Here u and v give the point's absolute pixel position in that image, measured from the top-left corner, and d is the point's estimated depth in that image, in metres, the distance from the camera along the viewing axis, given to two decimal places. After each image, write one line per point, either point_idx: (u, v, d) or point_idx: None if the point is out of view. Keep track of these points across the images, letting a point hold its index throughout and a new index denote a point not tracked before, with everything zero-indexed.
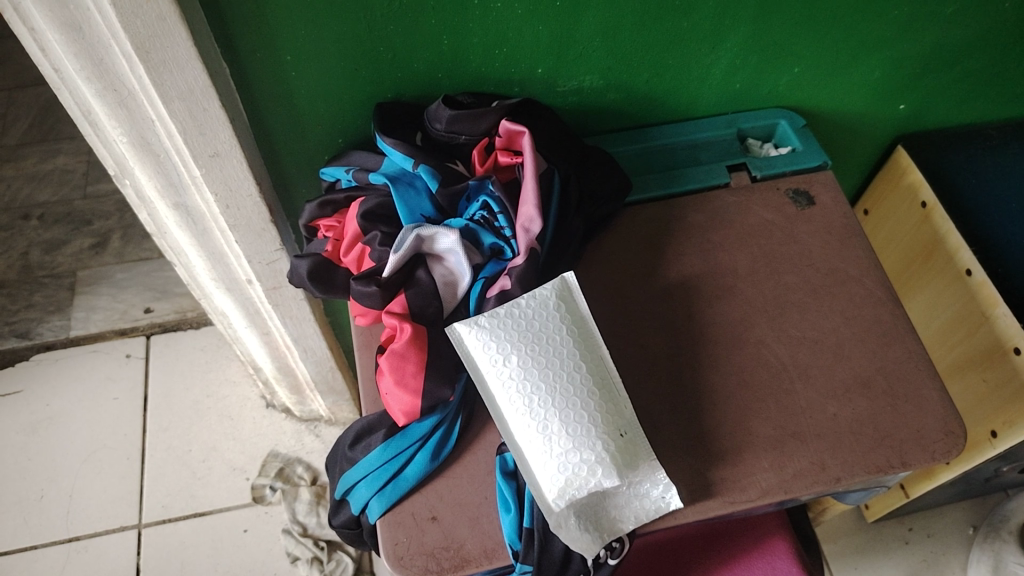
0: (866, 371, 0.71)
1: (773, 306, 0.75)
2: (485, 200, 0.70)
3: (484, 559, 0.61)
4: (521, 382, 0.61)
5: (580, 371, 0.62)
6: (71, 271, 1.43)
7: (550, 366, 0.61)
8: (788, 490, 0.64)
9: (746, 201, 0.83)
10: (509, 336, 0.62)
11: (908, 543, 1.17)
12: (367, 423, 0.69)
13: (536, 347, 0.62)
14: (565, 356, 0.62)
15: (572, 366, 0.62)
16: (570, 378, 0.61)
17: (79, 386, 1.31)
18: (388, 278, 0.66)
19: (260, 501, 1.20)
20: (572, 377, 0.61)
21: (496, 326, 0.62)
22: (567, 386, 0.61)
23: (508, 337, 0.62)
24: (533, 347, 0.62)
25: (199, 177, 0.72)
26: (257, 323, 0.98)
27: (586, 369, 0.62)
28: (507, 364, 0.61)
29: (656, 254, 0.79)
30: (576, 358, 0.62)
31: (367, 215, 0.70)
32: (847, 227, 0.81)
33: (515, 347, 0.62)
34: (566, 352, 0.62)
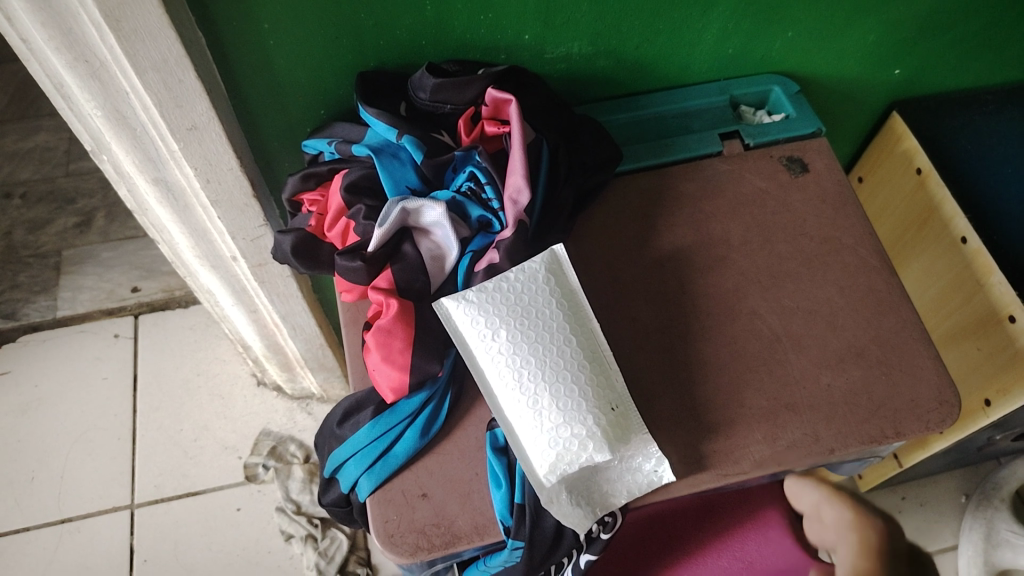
0: (860, 341, 0.70)
1: (767, 276, 0.74)
2: (472, 170, 0.68)
3: (475, 536, 0.61)
4: (511, 357, 0.59)
5: (571, 345, 0.61)
6: (56, 251, 1.41)
7: (541, 341, 0.60)
8: (781, 461, 0.64)
9: (739, 169, 0.81)
10: (497, 310, 0.61)
11: (901, 512, 1.17)
12: (355, 401, 0.67)
13: (526, 322, 0.61)
14: (555, 330, 0.61)
15: (562, 341, 0.61)
16: (559, 352, 0.60)
17: (67, 367, 1.30)
18: (373, 253, 0.64)
19: (253, 479, 1.19)
20: (563, 352, 0.60)
21: (484, 301, 0.61)
22: (557, 360, 0.60)
23: (497, 311, 0.61)
24: (522, 322, 0.60)
25: (178, 152, 0.70)
26: (244, 301, 0.97)
27: (576, 343, 0.61)
28: (496, 339, 0.60)
29: (648, 224, 0.77)
30: (566, 331, 0.61)
31: (351, 188, 0.68)
32: (841, 196, 0.80)
33: (504, 322, 0.60)
34: (556, 326, 0.61)
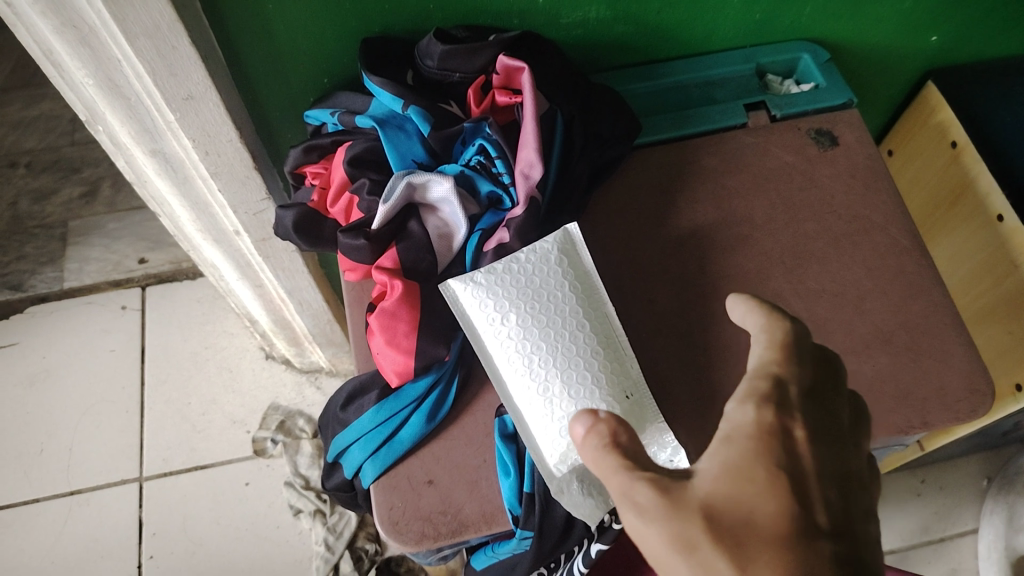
0: (889, 326, 0.67)
1: (791, 256, 0.70)
2: (481, 143, 0.65)
3: (483, 525, 0.58)
4: (521, 342, 0.57)
5: (583, 330, 0.58)
6: (63, 221, 1.39)
7: (552, 325, 0.58)
8: None
9: (764, 142, 0.77)
10: (507, 293, 0.58)
11: (920, 495, 1.14)
12: (359, 384, 0.65)
13: (536, 305, 0.58)
14: (567, 313, 0.58)
15: (575, 325, 0.58)
16: (572, 337, 0.58)
17: (75, 339, 1.29)
18: (377, 231, 0.61)
19: (261, 454, 1.18)
20: (575, 337, 0.58)
21: (493, 283, 0.58)
22: (569, 345, 0.57)
23: (506, 294, 0.58)
24: (532, 305, 0.58)
25: (174, 123, 0.67)
26: (248, 275, 0.94)
27: (590, 328, 0.59)
28: (505, 323, 0.57)
29: (667, 201, 0.74)
30: (579, 315, 0.59)
31: (354, 161, 0.65)
32: (871, 171, 0.76)
33: (514, 305, 0.58)
34: (569, 310, 0.59)
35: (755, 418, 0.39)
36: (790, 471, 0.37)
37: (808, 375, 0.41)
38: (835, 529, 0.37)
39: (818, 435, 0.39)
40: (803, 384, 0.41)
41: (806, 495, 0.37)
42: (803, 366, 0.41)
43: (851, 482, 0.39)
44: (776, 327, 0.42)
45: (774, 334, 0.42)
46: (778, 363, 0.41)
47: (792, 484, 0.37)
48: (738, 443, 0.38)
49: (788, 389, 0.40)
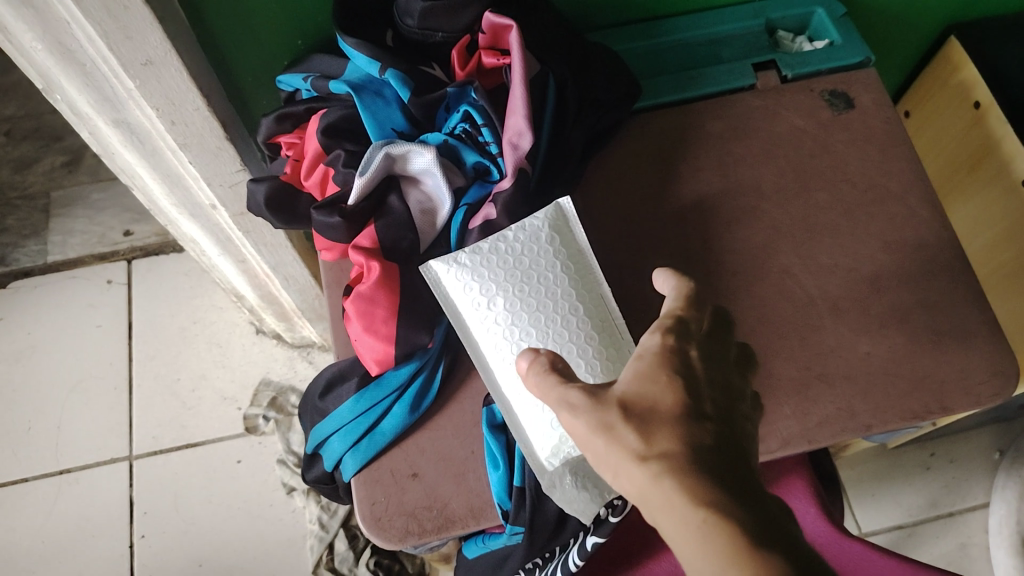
0: (905, 303, 0.62)
1: (802, 228, 0.66)
2: (466, 109, 0.60)
3: (471, 520, 0.55)
4: (509, 328, 0.53)
5: (577, 315, 0.54)
6: (45, 192, 1.33)
7: (542, 308, 0.54)
8: (812, 440, 0.57)
9: (773, 105, 0.72)
10: (494, 275, 0.54)
11: (930, 469, 1.10)
12: (338, 371, 0.61)
13: (526, 288, 0.54)
14: (559, 297, 0.54)
15: (567, 309, 0.54)
16: (565, 323, 0.54)
17: (61, 314, 1.25)
18: (353, 207, 0.57)
19: (253, 431, 1.15)
20: (567, 322, 0.54)
21: (479, 264, 0.54)
22: (561, 332, 0.54)
23: (493, 276, 0.54)
24: (522, 288, 0.54)
25: (135, 90, 0.61)
26: (230, 250, 0.90)
27: (584, 312, 0.55)
28: (492, 308, 0.54)
29: (668, 169, 0.69)
30: (572, 299, 0.55)
31: (329, 131, 0.60)
32: (889, 136, 0.70)
33: (501, 288, 0.54)
34: (561, 293, 0.55)
35: (660, 341, 0.40)
36: (688, 383, 0.38)
37: (708, 320, 0.42)
38: (725, 426, 0.37)
39: (714, 360, 0.40)
40: (703, 326, 0.42)
41: (699, 394, 0.38)
42: (705, 314, 0.43)
43: (739, 391, 0.40)
44: (685, 281, 0.44)
45: (682, 287, 0.43)
46: (683, 307, 0.42)
47: (690, 391, 0.38)
48: (643, 363, 0.39)
49: (690, 324, 0.41)
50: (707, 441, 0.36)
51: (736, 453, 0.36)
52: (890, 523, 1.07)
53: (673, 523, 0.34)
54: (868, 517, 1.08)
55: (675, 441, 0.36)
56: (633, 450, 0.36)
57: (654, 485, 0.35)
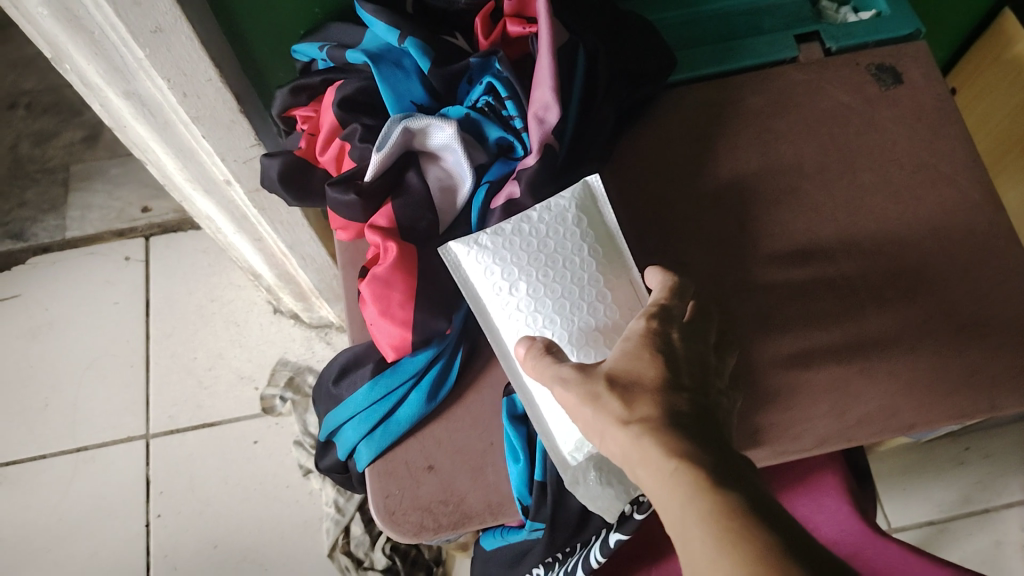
0: (955, 294, 0.58)
1: (844, 212, 0.62)
2: (490, 81, 0.57)
3: (488, 516, 0.53)
4: (531, 315, 0.50)
5: (604, 302, 0.51)
6: (64, 166, 1.32)
7: (567, 294, 0.51)
8: (850, 438, 0.54)
9: (816, 80, 0.68)
10: (517, 258, 0.51)
11: (963, 464, 1.05)
12: (353, 356, 0.59)
13: (551, 273, 0.51)
14: (586, 283, 0.51)
15: (594, 296, 0.51)
16: (592, 310, 0.51)
17: (78, 290, 1.24)
18: (370, 183, 0.54)
19: (270, 411, 1.13)
20: (594, 310, 0.51)
21: (501, 246, 0.51)
22: (588, 320, 0.50)
23: (516, 259, 0.51)
24: (546, 273, 0.51)
25: (145, 60, 0.58)
26: (246, 228, 0.87)
27: (611, 299, 0.51)
28: (515, 292, 0.51)
29: (703, 148, 0.65)
30: (599, 284, 0.51)
31: (345, 104, 0.57)
32: (939, 115, 0.66)
33: (524, 272, 0.51)
34: (587, 279, 0.51)
35: (645, 325, 0.44)
36: (669, 359, 0.42)
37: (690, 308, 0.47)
38: (699, 397, 0.41)
39: (693, 342, 0.45)
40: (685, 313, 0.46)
41: (679, 369, 0.42)
42: (688, 304, 0.47)
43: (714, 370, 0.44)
44: (669, 274, 0.48)
45: (666, 279, 0.48)
46: (666, 297, 0.47)
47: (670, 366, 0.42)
48: (629, 342, 0.43)
49: (673, 310, 0.46)
50: (681, 407, 0.40)
51: (708, 417, 0.40)
52: (921, 518, 1.02)
53: (647, 471, 0.38)
54: (897, 511, 1.03)
55: (654, 407, 0.40)
56: (617, 415, 0.40)
57: (633, 443, 0.39)
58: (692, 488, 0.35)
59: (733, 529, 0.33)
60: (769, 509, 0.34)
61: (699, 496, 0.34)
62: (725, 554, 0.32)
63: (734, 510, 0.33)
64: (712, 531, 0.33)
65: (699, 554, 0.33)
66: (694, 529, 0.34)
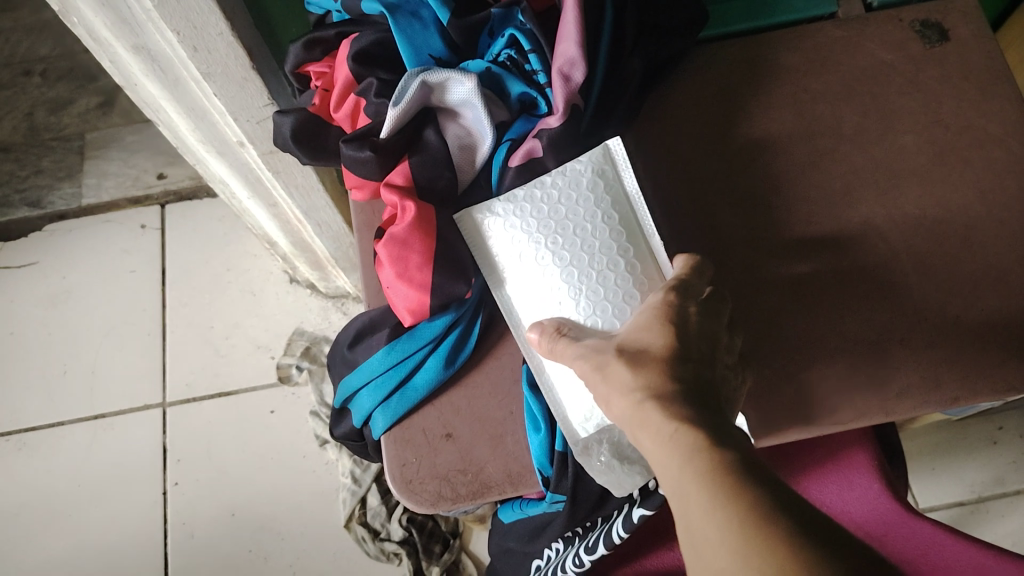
0: (1004, 261, 0.54)
1: (885, 175, 0.58)
2: (512, 34, 0.53)
3: (508, 486, 0.51)
4: (540, 284, 0.49)
5: (615, 270, 0.48)
6: (80, 134, 1.30)
7: (576, 261, 0.49)
8: (888, 412, 0.51)
9: (857, 37, 0.64)
10: (527, 225, 0.49)
11: (997, 443, 1.01)
12: (368, 321, 0.57)
13: (560, 240, 0.49)
14: (597, 250, 0.49)
15: (605, 264, 0.48)
16: (601, 279, 0.48)
17: (95, 258, 1.23)
18: (386, 141, 0.52)
19: (286, 381, 1.13)
20: (604, 278, 0.48)
21: (513, 213, 0.50)
22: (597, 288, 0.48)
23: (526, 226, 0.49)
24: (556, 240, 0.49)
25: (153, 11, 0.56)
26: (260, 194, 0.85)
27: (623, 268, 0.49)
28: (524, 261, 0.49)
29: (735, 108, 0.62)
30: (611, 253, 0.49)
31: (361, 57, 0.55)
32: (989, 72, 0.62)
33: (534, 240, 0.49)
34: (599, 246, 0.49)
35: (660, 299, 0.43)
36: (682, 332, 0.41)
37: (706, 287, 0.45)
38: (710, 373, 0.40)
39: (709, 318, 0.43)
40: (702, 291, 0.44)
41: (692, 342, 0.40)
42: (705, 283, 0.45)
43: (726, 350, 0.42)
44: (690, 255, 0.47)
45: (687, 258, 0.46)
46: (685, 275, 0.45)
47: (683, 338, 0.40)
48: (642, 317, 0.42)
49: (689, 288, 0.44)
50: (690, 378, 0.38)
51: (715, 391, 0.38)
52: (950, 499, 1.00)
53: (650, 438, 0.36)
54: (926, 491, 1.00)
55: (661, 374, 0.38)
56: (623, 381, 0.39)
57: (636, 409, 0.37)
58: (692, 453, 0.34)
59: (731, 498, 0.31)
60: (769, 478, 0.32)
61: (700, 462, 0.33)
62: (723, 523, 0.31)
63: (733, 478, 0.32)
64: (709, 494, 0.32)
65: (696, 513, 0.32)
66: (691, 494, 0.33)
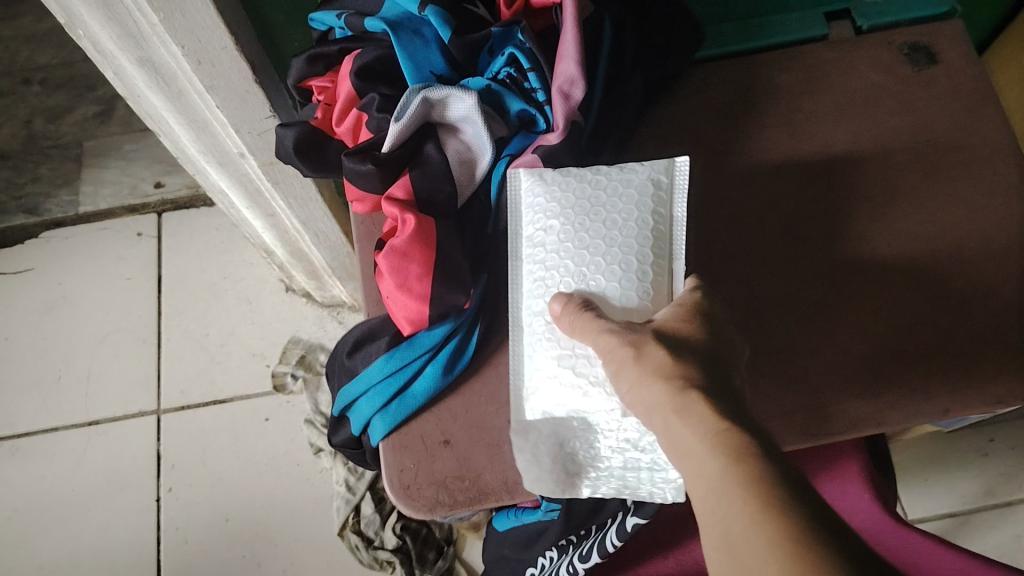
0: (991, 276, 0.56)
1: (875, 192, 0.60)
2: (512, 52, 0.55)
3: (504, 494, 0.51)
4: (552, 258, 0.51)
5: (622, 272, 0.49)
6: (78, 142, 1.31)
7: (600, 248, 0.50)
8: (882, 422, 0.52)
9: (847, 58, 0.66)
10: (562, 199, 0.51)
11: (987, 455, 1.03)
12: (368, 329, 0.58)
13: (585, 223, 0.50)
14: (616, 248, 0.50)
15: (618, 263, 0.49)
16: (605, 272, 0.49)
17: (91, 265, 1.24)
18: (387, 154, 0.53)
19: (281, 389, 1.13)
20: (608, 273, 0.49)
21: (555, 182, 0.52)
22: (597, 277, 0.49)
23: (561, 199, 0.51)
24: (581, 221, 0.51)
25: (160, 25, 0.57)
26: (259, 204, 0.86)
27: (629, 274, 0.49)
28: (545, 229, 0.51)
29: (728, 126, 0.63)
30: (626, 255, 0.49)
31: (363, 73, 0.56)
32: (975, 94, 0.63)
33: (561, 214, 0.51)
34: (619, 245, 0.50)
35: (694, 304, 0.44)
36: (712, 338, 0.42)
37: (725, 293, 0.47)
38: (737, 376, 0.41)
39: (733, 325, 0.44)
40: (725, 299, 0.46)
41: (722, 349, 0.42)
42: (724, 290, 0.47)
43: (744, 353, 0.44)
44: None
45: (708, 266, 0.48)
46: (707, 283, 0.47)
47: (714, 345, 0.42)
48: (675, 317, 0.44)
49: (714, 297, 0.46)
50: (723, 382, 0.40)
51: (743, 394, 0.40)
52: (939, 510, 1.01)
53: (686, 426, 0.38)
54: (915, 502, 1.02)
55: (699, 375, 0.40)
56: (662, 374, 0.40)
57: (677, 404, 0.39)
58: (736, 459, 0.35)
59: (768, 499, 0.33)
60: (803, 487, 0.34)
61: (741, 469, 0.34)
62: (757, 518, 0.32)
63: (769, 480, 0.33)
64: (751, 503, 0.33)
65: (735, 517, 0.33)
66: (738, 498, 0.34)
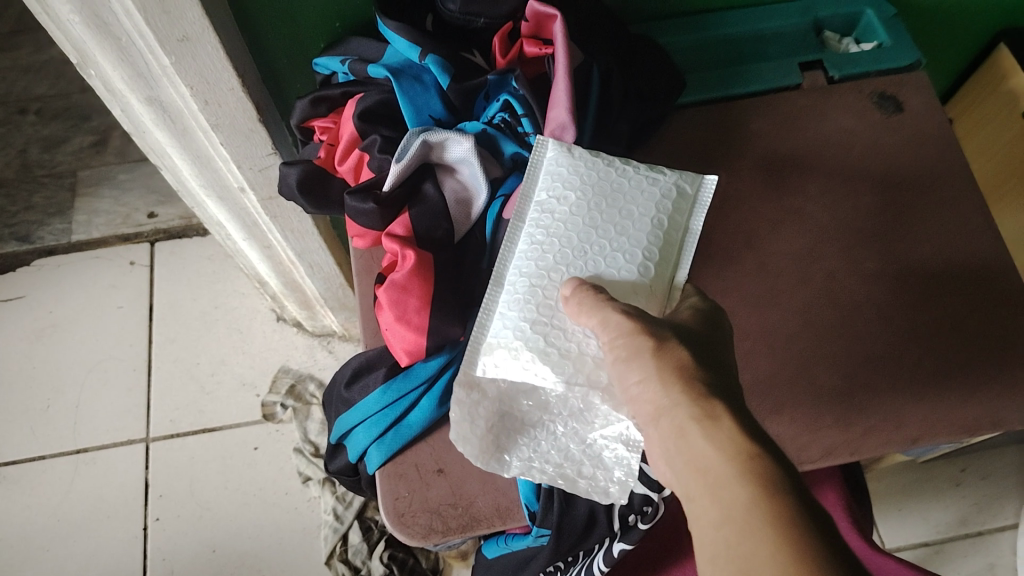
0: (958, 312, 0.59)
1: (848, 232, 0.63)
2: (507, 99, 0.58)
3: (496, 520, 0.54)
4: (557, 226, 0.53)
5: (622, 257, 0.51)
6: (72, 171, 1.33)
7: (612, 232, 0.52)
8: (855, 451, 0.56)
9: (820, 105, 0.70)
10: (585, 177, 0.54)
11: (960, 484, 1.06)
12: (365, 360, 0.60)
13: (602, 205, 0.53)
14: (623, 236, 0.52)
15: (622, 248, 0.51)
16: (606, 253, 0.51)
17: (82, 294, 1.25)
18: (388, 193, 0.56)
19: (270, 418, 1.14)
20: (612, 257, 0.51)
21: (581, 162, 0.54)
22: (597, 254, 0.51)
23: (583, 177, 0.54)
24: (598, 202, 0.53)
25: (170, 67, 0.60)
26: (256, 236, 0.89)
27: (627, 261, 0.51)
28: (561, 198, 0.53)
29: (709, 168, 0.67)
30: (630, 244, 0.51)
31: (365, 115, 0.59)
32: (940, 141, 0.68)
33: (580, 189, 0.53)
34: (627, 233, 0.52)
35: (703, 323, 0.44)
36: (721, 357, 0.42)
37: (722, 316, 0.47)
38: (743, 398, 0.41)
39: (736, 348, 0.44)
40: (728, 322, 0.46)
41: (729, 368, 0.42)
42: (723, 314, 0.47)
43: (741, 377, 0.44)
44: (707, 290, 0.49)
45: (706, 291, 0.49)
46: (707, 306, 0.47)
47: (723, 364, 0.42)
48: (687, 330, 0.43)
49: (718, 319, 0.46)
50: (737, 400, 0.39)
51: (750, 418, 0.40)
52: (915, 539, 1.04)
53: (706, 437, 0.36)
54: (892, 531, 1.04)
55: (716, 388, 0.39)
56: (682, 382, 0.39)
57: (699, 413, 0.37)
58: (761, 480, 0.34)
59: (792, 530, 0.32)
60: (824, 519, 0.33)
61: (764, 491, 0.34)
62: (783, 547, 0.31)
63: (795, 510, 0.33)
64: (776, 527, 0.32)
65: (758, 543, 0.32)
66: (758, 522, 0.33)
